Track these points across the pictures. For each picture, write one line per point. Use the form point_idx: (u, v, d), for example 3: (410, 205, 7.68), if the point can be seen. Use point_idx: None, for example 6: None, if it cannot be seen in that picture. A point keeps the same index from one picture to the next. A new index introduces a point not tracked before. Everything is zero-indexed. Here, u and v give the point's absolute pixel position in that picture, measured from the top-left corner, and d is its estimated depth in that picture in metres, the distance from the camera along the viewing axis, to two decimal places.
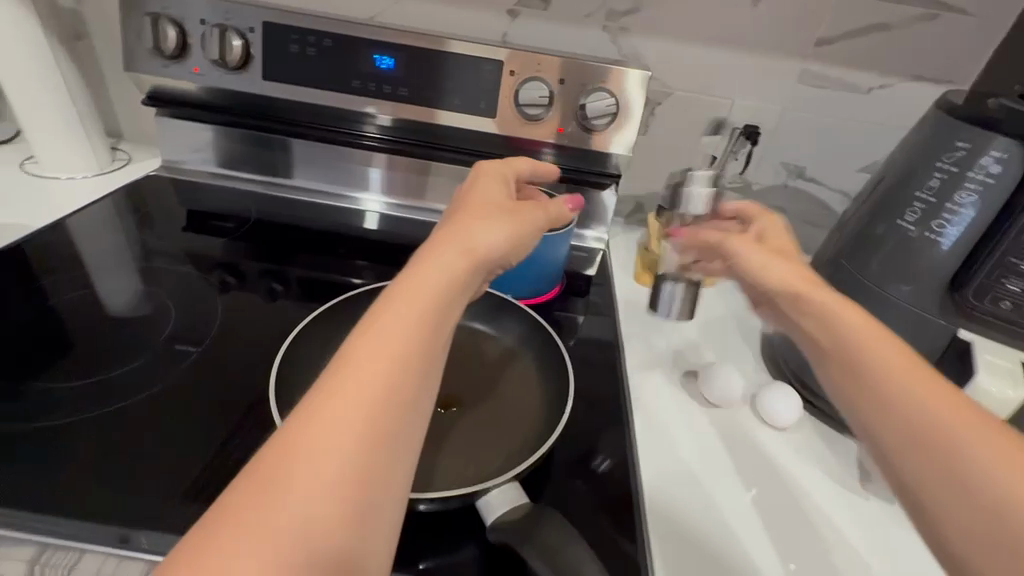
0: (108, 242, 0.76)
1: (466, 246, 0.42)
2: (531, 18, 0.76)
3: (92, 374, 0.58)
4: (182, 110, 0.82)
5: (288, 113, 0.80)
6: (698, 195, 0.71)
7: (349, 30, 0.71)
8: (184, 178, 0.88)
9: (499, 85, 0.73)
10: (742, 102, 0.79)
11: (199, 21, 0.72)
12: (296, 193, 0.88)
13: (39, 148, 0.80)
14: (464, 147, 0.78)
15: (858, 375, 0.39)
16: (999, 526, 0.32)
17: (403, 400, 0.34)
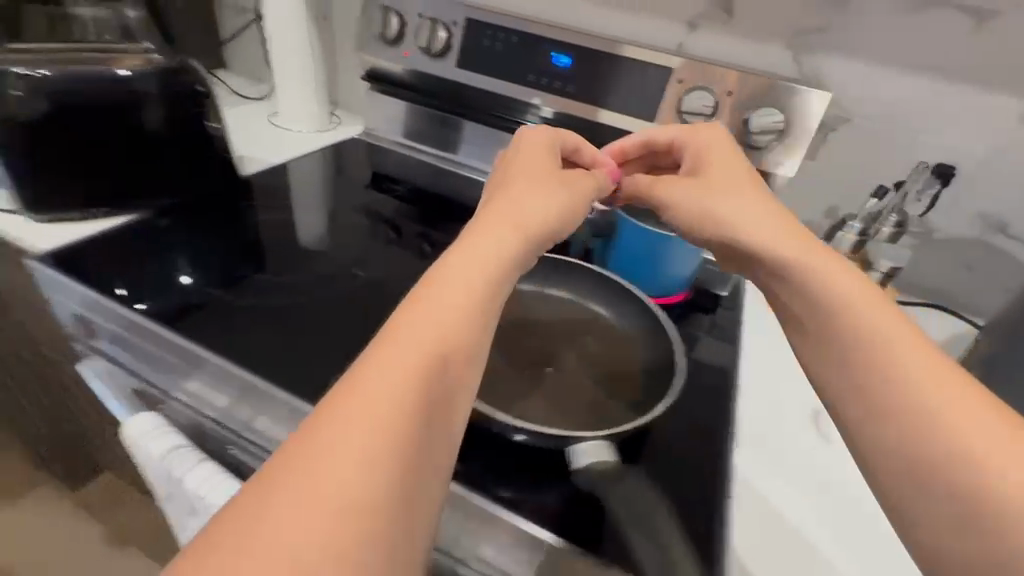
0: (316, 184, 0.93)
1: (507, 232, 0.44)
2: (711, 30, 0.77)
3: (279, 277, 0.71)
4: (385, 87, 0.97)
5: (458, 96, 0.91)
6: (861, 227, 0.65)
7: (537, 30, 0.79)
8: (376, 143, 1.04)
9: (665, 92, 0.75)
10: (936, 137, 0.71)
11: (416, 14, 0.86)
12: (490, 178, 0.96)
13: (282, 106, 1.00)
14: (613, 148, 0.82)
15: (812, 326, 0.42)
16: (972, 505, 0.32)
17: (449, 365, 0.36)
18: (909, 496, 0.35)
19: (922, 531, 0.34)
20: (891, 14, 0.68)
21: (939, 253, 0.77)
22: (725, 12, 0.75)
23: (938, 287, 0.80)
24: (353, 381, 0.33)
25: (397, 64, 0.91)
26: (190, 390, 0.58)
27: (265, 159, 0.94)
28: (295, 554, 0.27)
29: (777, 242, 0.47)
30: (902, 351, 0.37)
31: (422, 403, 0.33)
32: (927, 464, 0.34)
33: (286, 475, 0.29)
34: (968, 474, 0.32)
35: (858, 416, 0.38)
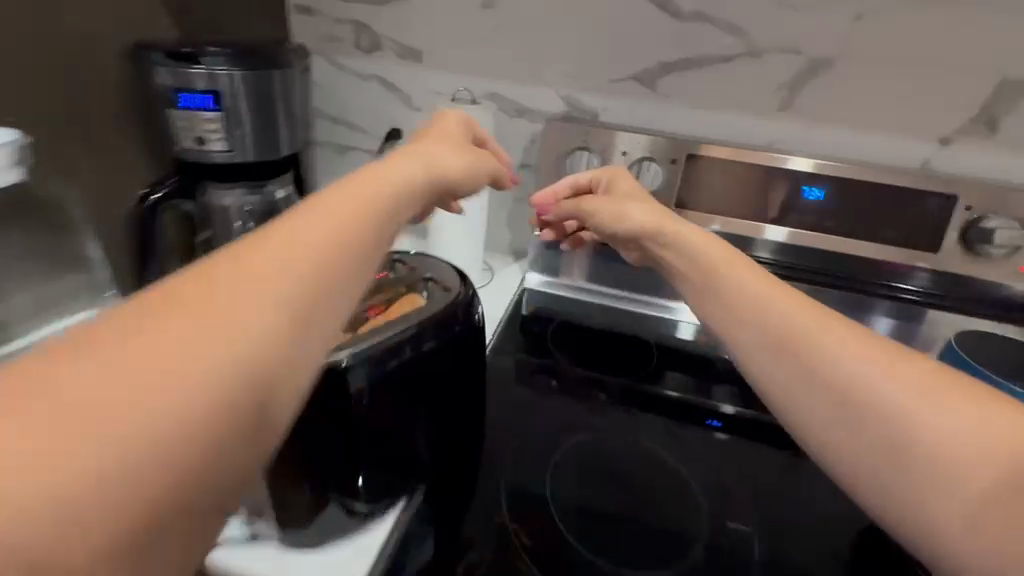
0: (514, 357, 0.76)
1: (378, 194, 0.38)
2: (970, 146, 0.70)
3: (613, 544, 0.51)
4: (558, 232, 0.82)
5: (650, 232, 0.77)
6: None
7: (783, 163, 0.70)
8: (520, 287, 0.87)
9: (951, 221, 0.67)
10: None
11: (621, 153, 0.75)
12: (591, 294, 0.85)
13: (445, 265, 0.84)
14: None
15: (717, 280, 0.47)
16: (917, 461, 0.32)
17: (327, 279, 0.31)
18: (843, 443, 0.35)
19: (876, 461, 0.33)
20: None
21: None
22: (988, 127, 0.69)
23: None
24: (163, 319, 0.25)
25: None
26: None
27: None
28: (35, 506, 0.21)
29: (706, 246, 0.51)
30: (836, 342, 0.37)
31: (273, 354, 0.27)
32: (860, 394, 0.35)
33: (87, 362, 0.23)
34: (877, 402, 0.34)
35: (781, 370, 0.38)
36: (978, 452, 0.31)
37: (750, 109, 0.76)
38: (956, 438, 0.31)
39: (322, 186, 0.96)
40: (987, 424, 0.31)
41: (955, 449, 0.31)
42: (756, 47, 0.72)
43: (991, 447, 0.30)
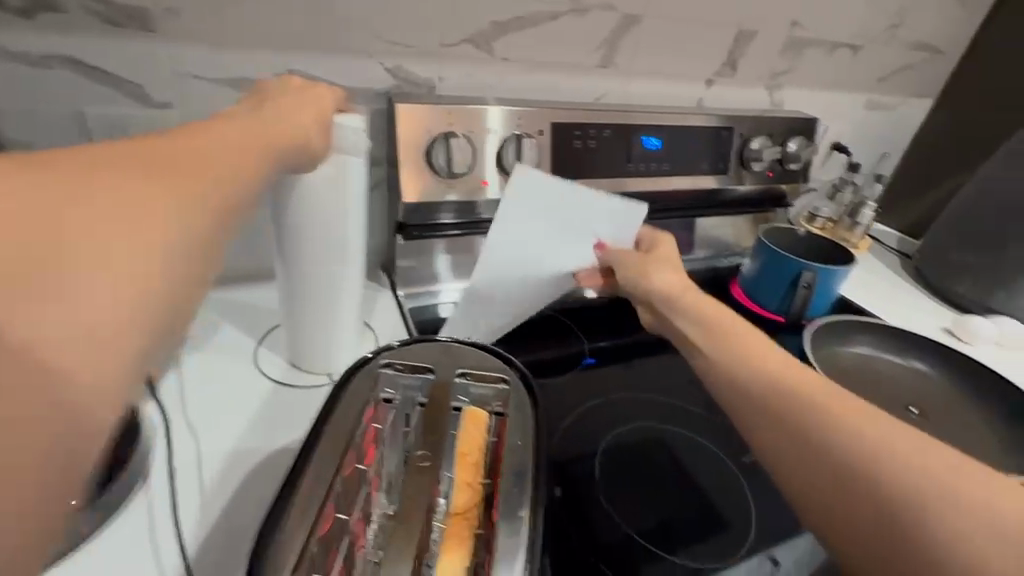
0: None
1: (250, 136, 0.36)
2: (723, 84, 0.88)
3: (675, 522, 0.54)
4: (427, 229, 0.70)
5: None
6: (873, 208, 0.98)
7: (626, 119, 0.75)
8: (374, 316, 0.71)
9: (732, 146, 0.85)
10: (836, 126, 1.05)
11: (488, 131, 0.67)
12: (423, 297, 0.74)
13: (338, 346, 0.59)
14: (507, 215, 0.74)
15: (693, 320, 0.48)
16: (905, 539, 0.33)
17: (227, 182, 0.31)
18: (764, 435, 0.40)
19: (879, 506, 0.34)
20: (820, 54, 0.94)
21: None
22: (731, 67, 0.88)
23: None
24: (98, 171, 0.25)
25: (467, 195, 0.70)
26: None
27: None
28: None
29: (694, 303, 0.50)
30: (814, 392, 0.39)
31: (192, 249, 0.27)
32: (782, 408, 0.39)
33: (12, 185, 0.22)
34: (830, 419, 0.37)
35: (733, 398, 0.43)
36: (891, 476, 0.34)
37: (580, 67, 0.76)
38: (945, 521, 0.32)
39: None
40: (916, 450, 0.35)
41: (944, 528, 0.32)
42: (580, 3, 0.72)
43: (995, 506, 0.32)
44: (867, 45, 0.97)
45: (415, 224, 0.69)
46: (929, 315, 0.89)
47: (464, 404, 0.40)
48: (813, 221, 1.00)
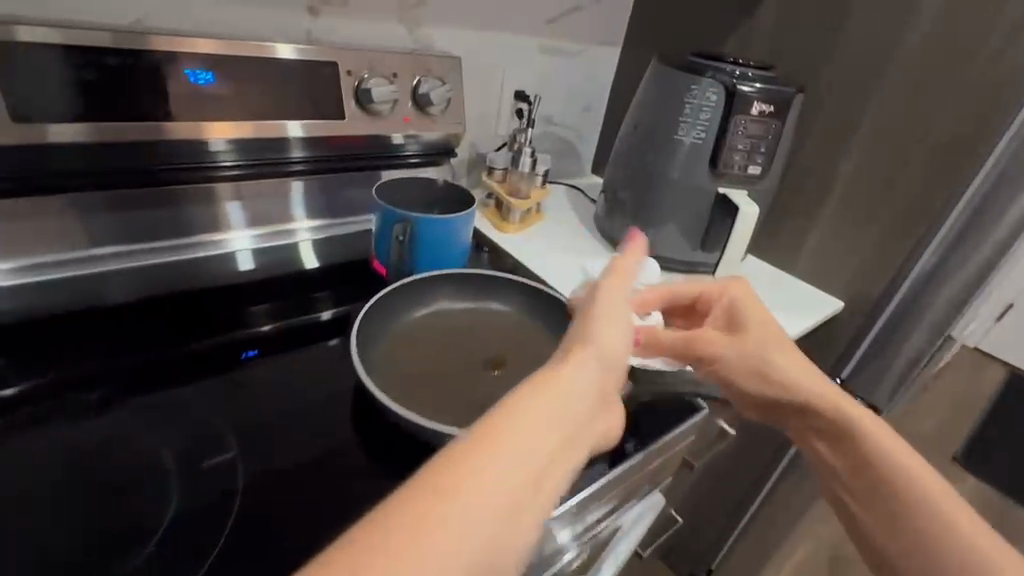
0: None
1: (564, 387, 0.38)
2: (334, 15, 0.76)
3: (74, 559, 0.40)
4: (68, 172, 0.59)
5: (193, 157, 0.66)
6: (531, 152, 0.91)
7: (139, 43, 0.58)
8: (37, 278, 0.64)
9: (339, 85, 0.72)
10: (511, 72, 1.00)
11: None
12: (125, 259, 0.69)
13: None
14: (192, 163, 0.67)
15: (857, 441, 0.57)
16: (969, 553, 0.50)
17: (490, 483, 0.32)
18: (882, 506, 0.56)
19: (950, 555, 0.51)
20: None
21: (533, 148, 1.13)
22: None
23: None
24: (500, 436, 0.34)
25: (96, 133, 0.58)
26: None
27: None
28: None
29: (826, 394, 0.59)
30: (918, 474, 0.55)
31: (500, 555, 0.31)
32: (909, 493, 0.54)
33: (520, 426, 0.35)
34: (931, 497, 0.54)
35: (893, 503, 0.55)
36: (878, 480, 0.56)
37: None
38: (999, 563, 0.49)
39: None
40: (916, 508, 0.54)
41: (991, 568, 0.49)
42: None
43: (906, 509, 0.54)
44: None
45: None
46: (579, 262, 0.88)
47: None
48: (490, 176, 0.95)
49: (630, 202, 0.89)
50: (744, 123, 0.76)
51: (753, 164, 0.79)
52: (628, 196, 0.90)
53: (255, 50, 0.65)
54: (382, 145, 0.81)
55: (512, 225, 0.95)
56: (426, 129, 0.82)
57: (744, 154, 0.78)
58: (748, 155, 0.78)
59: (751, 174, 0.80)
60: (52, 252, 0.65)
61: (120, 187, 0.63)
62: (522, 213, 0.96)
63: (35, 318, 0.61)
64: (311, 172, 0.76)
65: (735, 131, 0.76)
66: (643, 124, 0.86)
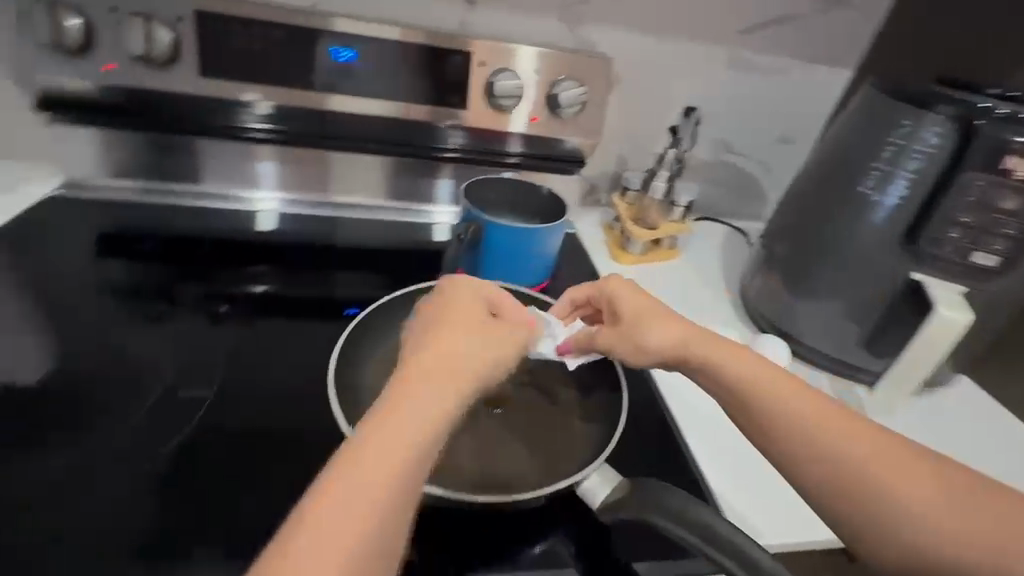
0: (77, 266, 0.67)
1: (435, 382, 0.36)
2: (489, 7, 0.76)
3: (88, 437, 0.49)
4: (352, 138, 0.77)
5: (437, 138, 0.79)
6: (667, 175, 0.78)
7: (301, 21, 0.67)
8: (293, 210, 0.83)
9: (470, 77, 0.74)
10: (685, 85, 0.86)
11: (108, 10, 0.63)
12: (353, 210, 0.85)
13: None
14: (421, 142, 0.79)
15: (776, 438, 0.43)
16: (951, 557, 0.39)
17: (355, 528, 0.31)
18: (853, 525, 0.41)
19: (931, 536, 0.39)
20: None
21: (698, 176, 0.96)
22: None
23: (705, 203, 0.99)
24: (355, 467, 0.32)
25: (378, 107, 0.74)
26: None
27: None
28: None
29: (780, 398, 0.44)
30: (864, 448, 0.41)
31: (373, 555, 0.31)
32: (866, 501, 0.40)
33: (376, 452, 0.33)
34: (894, 498, 0.40)
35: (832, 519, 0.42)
36: (882, 504, 0.40)
37: None
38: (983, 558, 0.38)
39: None
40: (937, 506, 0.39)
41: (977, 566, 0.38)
42: None
43: (922, 520, 0.39)
44: None
45: (265, 126, 0.74)
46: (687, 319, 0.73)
47: None
48: (622, 197, 0.84)
49: (779, 264, 0.67)
50: (979, 187, 0.50)
51: (980, 251, 0.52)
52: (782, 249, 0.66)
53: (389, 32, 0.70)
54: (510, 143, 0.81)
55: (630, 256, 0.83)
56: (557, 133, 0.80)
57: (965, 233, 0.52)
58: (971, 236, 0.52)
59: (971, 262, 0.53)
60: (309, 192, 0.83)
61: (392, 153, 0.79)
62: (646, 245, 0.83)
63: (259, 239, 0.77)
64: (431, 158, 0.80)
65: (959, 197, 0.51)
66: (821, 167, 0.64)
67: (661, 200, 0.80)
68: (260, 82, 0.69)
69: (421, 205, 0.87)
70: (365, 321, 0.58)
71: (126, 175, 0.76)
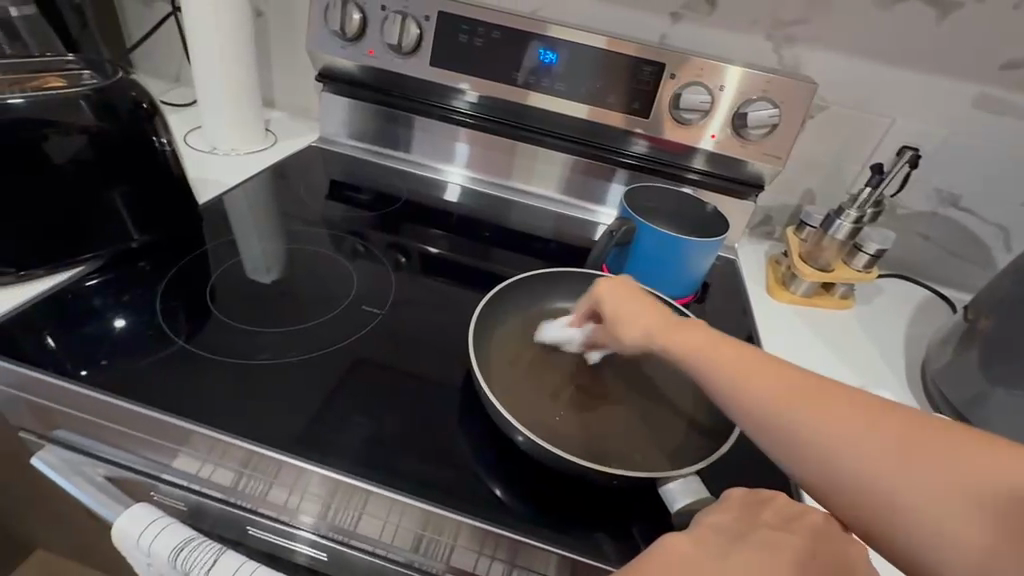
0: (312, 200, 0.87)
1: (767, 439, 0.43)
2: (695, 22, 0.77)
3: (291, 324, 0.64)
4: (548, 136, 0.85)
5: (621, 145, 0.83)
6: (855, 216, 0.70)
7: (518, 25, 0.77)
8: (483, 190, 0.94)
9: (658, 87, 0.76)
10: (909, 122, 0.76)
11: (380, 8, 0.80)
12: (533, 199, 0.92)
13: (214, 126, 0.87)
14: (597, 142, 0.84)
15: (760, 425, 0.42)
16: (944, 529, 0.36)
17: None
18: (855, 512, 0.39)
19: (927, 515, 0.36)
20: (865, 7, 0.71)
21: (900, 227, 0.83)
22: (708, 4, 0.75)
23: (903, 259, 0.86)
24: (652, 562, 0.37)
25: (577, 111, 0.80)
26: (179, 467, 0.54)
27: (216, 183, 0.84)
28: None
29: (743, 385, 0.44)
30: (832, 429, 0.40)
31: None
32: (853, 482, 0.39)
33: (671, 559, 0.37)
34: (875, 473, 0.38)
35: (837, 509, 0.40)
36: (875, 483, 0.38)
37: None
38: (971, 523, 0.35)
39: (129, 39, 0.98)
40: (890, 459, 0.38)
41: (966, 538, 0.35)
42: None
43: (924, 506, 0.36)
44: (969, 6, 0.69)
45: (469, 111, 0.87)
46: (841, 375, 0.66)
47: (148, 103, 0.65)
48: (797, 232, 0.77)
49: (981, 343, 0.57)
50: None
51: None
52: (991, 326, 0.56)
53: (593, 40, 0.75)
54: (686, 156, 0.81)
55: (789, 294, 0.76)
56: (739, 154, 0.78)
57: None
58: None
59: None
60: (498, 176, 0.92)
61: (574, 152, 0.85)
62: (814, 287, 0.76)
63: (450, 211, 0.90)
64: (601, 159, 0.85)
65: None
66: None
67: (844, 239, 0.71)
68: (475, 75, 0.81)
69: (594, 206, 0.90)
70: (499, 292, 0.63)
71: (365, 139, 0.95)
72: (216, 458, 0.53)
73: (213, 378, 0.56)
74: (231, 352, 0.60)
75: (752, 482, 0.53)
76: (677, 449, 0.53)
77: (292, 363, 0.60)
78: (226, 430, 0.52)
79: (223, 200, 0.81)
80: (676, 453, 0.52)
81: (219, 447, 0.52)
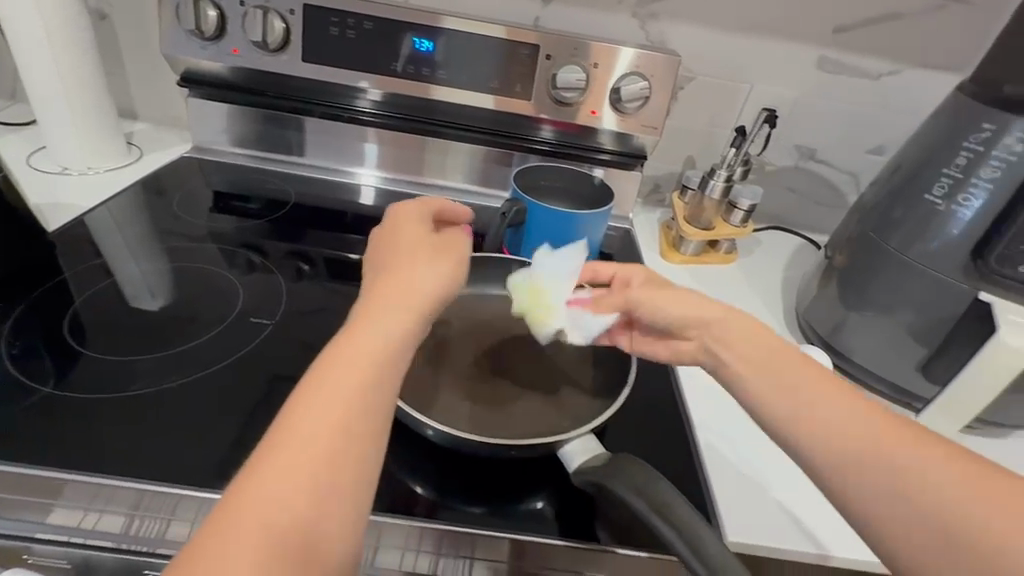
0: (191, 214, 0.80)
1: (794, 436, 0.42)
2: (564, 2, 0.79)
3: (170, 348, 0.60)
4: (461, 130, 0.85)
5: (530, 132, 0.84)
6: (726, 175, 0.75)
7: (389, 14, 0.75)
8: (389, 187, 0.91)
9: (536, 68, 0.78)
10: (765, 85, 0.83)
11: (239, 3, 0.76)
12: (432, 190, 0.91)
13: (60, 143, 0.78)
14: (511, 131, 0.84)
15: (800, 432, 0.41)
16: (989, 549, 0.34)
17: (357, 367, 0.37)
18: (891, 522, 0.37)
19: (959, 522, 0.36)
20: None
21: (771, 183, 0.91)
22: None
23: (778, 212, 0.94)
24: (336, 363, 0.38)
25: (479, 101, 0.80)
26: (56, 521, 0.49)
27: (70, 206, 0.75)
28: None
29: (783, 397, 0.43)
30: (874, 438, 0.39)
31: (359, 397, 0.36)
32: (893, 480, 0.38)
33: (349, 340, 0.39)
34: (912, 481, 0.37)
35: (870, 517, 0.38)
36: (930, 499, 0.37)
37: None
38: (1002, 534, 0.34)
39: None
40: (920, 466, 0.38)
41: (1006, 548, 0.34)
42: None
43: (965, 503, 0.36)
44: None
45: (375, 110, 0.84)
46: None
47: None
48: (682, 197, 0.83)
49: (838, 278, 0.63)
50: None
51: None
52: (843, 261, 0.63)
53: (484, 28, 0.75)
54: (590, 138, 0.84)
55: (680, 255, 0.81)
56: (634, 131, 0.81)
57: None
58: None
59: None
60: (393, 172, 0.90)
61: (485, 143, 0.85)
62: (700, 246, 0.81)
63: (342, 209, 0.87)
64: (511, 147, 0.85)
65: None
66: (883, 189, 0.61)
67: (719, 198, 0.77)
68: (374, 72, 0.79)
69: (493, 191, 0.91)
70: None
71: (247, 145, 0.89)
72: (99, 504, 0.48)
73: (84, 418, 0.51)
74: (98, 388, 0.54)
75: (656, 432, 0.56)
76: (578, 412, 0.55)
77: (175, 388, 0.55)
78: (101, 471, 0.47)
79: (83, 223, 0.74)
80: (580, 414, 0.55)
81: (98, 490, 0.47)
